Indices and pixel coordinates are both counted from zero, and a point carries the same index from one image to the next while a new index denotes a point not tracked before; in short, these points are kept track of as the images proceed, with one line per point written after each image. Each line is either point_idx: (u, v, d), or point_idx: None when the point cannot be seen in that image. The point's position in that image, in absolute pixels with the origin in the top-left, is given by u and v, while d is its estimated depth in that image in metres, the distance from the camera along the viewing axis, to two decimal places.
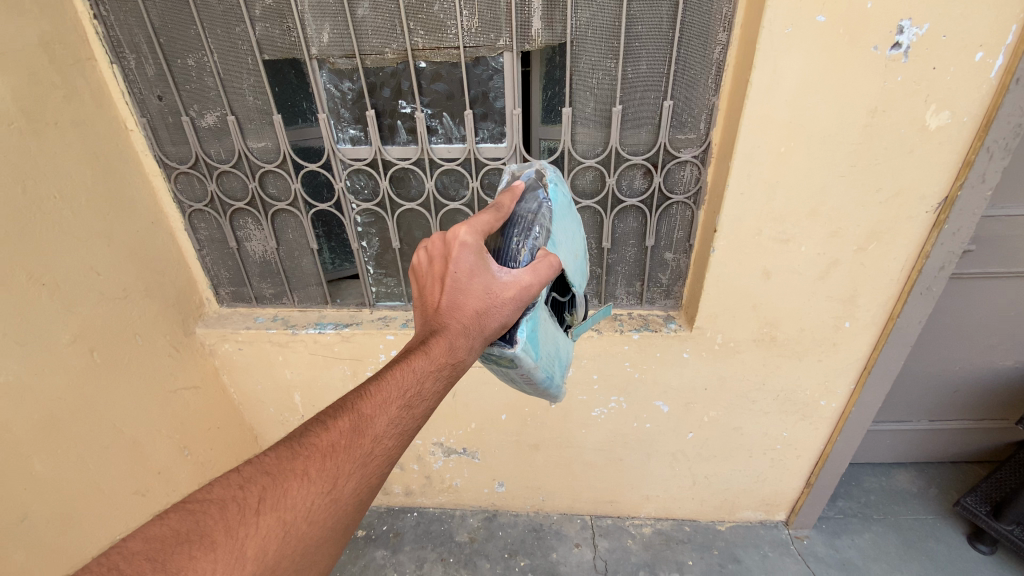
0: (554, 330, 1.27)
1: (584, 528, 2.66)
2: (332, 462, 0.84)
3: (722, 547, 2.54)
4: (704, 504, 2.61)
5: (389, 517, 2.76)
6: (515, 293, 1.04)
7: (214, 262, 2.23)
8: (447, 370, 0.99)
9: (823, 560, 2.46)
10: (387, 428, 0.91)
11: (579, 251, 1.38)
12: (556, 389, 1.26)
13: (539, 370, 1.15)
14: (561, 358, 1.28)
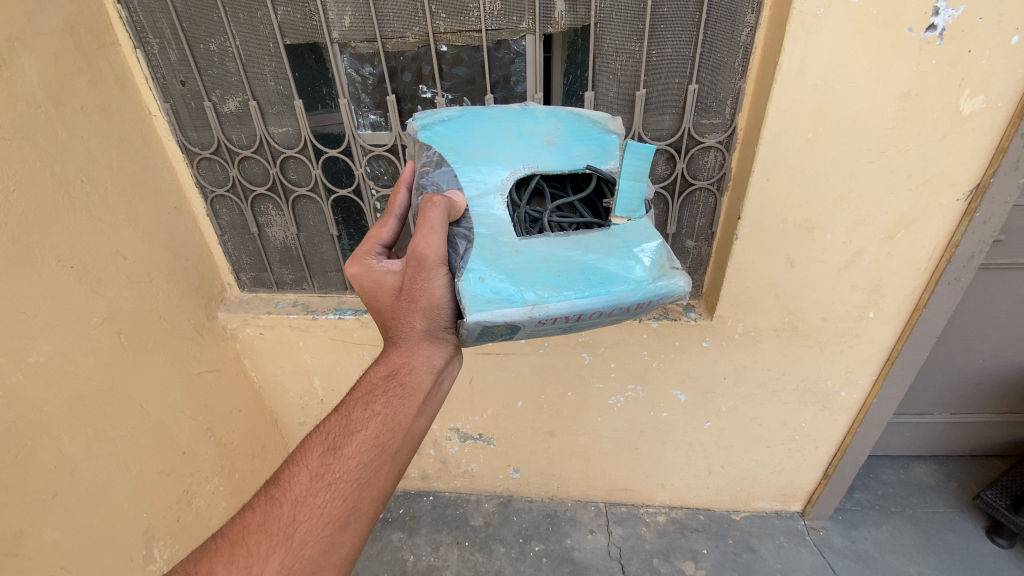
0: (567, 250, 1.19)
1: (599, 515, 2.67)
2: (242, 550, 0.98)
3: (737, 536, 2.54)
4: (719, 494, 2.61)
5: (406, 500, 2.80)
6: (410, 273, 1.15)
7: (236, 247, 2.26)
8: (375, 404, 1.13)
9: (839, 551, 2.45)
10: (301, 492, 1.04)
11: (546, 132, 1.34)
12: (615, 296, 1.13)
13: (542, 305, 1.09)
14: (596, 268, 1.17)
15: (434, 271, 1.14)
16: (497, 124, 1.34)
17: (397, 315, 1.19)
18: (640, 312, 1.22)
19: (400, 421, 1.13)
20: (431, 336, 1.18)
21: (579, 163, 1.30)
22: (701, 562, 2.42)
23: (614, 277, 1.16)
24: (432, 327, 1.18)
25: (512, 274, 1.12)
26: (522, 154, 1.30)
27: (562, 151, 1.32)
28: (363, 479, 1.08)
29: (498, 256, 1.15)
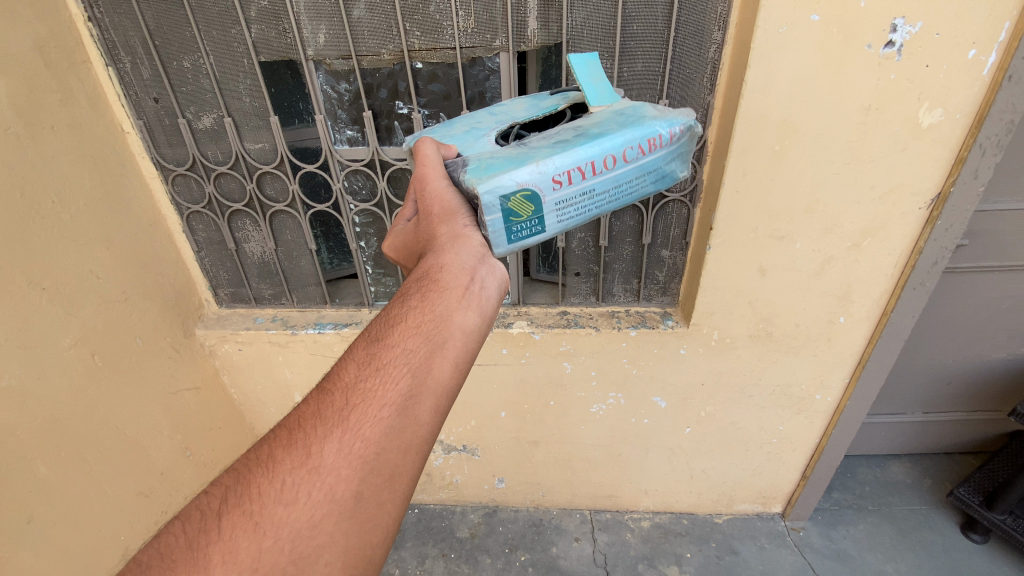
0: (557, 132, 1.24)
1: (584, 523, 2.68)
2: (296, 439, 0.85)
3: (720, 539, 2.56)
4: (702, 498, 2.64)
5: None
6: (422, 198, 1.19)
7: (213, 263, 2.24)
8: (413, 298, 1.03)
9: (819, 551, 2.49)
10: (348, 381, 0.91)
11: (513, 104, 1.44)
12: (618, 133, 1.15)
13: (549, 159, 1.10)
14: (591, 128, 1.20)
15: (438, 186, 1.18)
16: (468, 114, 1.44)
17: (421, 239, 1.17)
18: (656, 153, 1.21)
19: (443, 307, 1.01)
20: (457, 234, 1.12)
21: (548, 103, 1.38)
22: (685, 566, 2.44)
23: (612, 127, 1.19)
24: (454, 229, 1.13)
25: (510, 155, 1.17)
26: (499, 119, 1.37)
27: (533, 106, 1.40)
28: (416, 363, 0.94)
29: (494, 154, 1.20)
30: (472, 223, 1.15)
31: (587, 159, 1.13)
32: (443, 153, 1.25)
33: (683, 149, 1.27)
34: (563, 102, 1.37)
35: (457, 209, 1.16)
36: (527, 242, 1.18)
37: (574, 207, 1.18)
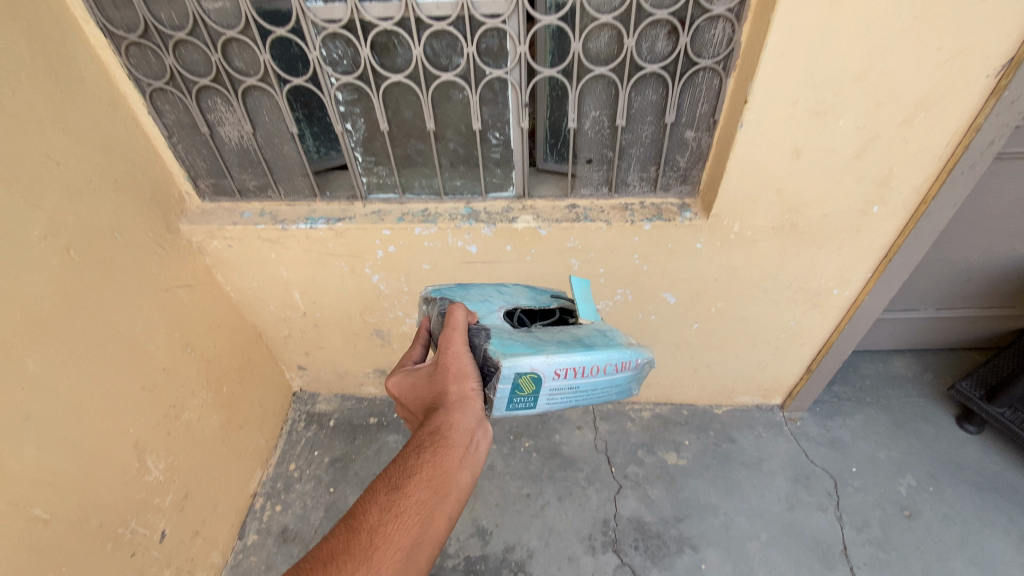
0: (557, 334, 1.30)
1: (586, 413, 2.75)
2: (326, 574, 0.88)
3: (718, 428, 2.64)
4: (706, 390, 2.67)
5: None
6: (444, 344, 1.22)
7: (188, 150, 2.04)
8: (424, 452, 1.07)
9: (813, 438, 2.57)
10: (374, 519, 0.97)
11: (514, 289, 1.57)
12: (607, 351, 1.20)
13: (557, 354, 1.15)
14: (583, 339, 1.28)
15: (460, 344, 1.22)
16: (476, 286, 1.53)
17: (432, 389, 1.19)
18: (629, 376, 1.27)
19: (450, 467, 1.05)
20: (468, 396, 1.14)
21: (546, 300, 1.53)
22: (683, 453, 2.54)
23: (599, 341, 1.26)
24: (464, 390, 1.15)
25: (523, 340, 1.22)
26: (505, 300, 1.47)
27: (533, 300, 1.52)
28: (428, 514, 1.00)
29: (509, 335, 1.26)
30: (482, 387, 1.18)
31: (583, 363, 1.18)
32: (465, 314, 1.31)
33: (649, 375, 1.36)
34: (555, 302, 1.52)
35: (474, 366, 1.19)
36: (517, 414, 1.21)
37: (562, 396, 1.22)
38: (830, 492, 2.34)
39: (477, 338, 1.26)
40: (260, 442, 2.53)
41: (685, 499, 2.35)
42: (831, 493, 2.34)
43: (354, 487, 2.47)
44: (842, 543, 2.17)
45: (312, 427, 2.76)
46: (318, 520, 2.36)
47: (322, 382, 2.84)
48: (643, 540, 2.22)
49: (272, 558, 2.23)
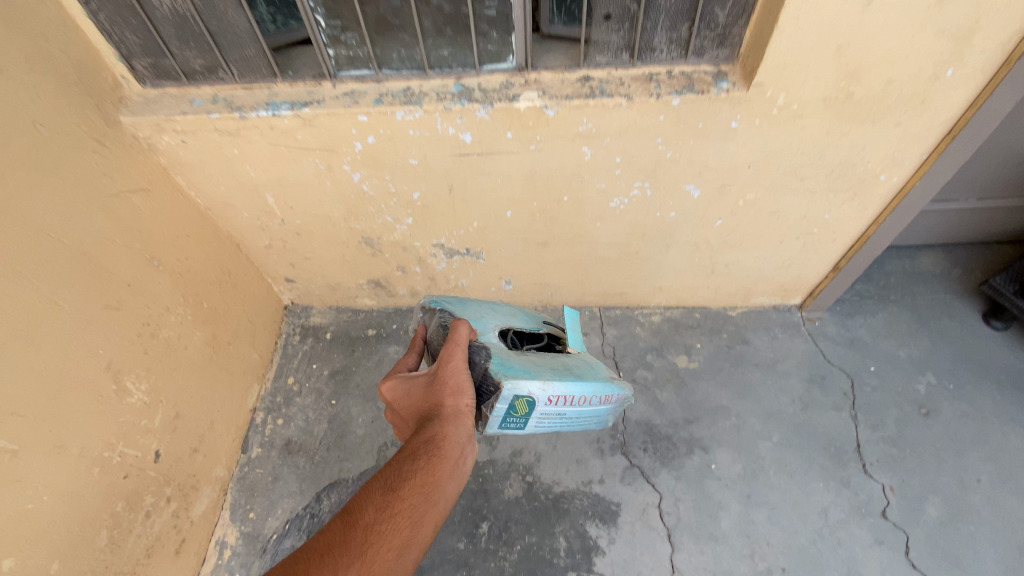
0: (549, 360, 1.55)
1: (593, 318, 2.54)
2: (329, 558, 1.01)
3: (732, 331, 2.45)
4: (728, 292, 2.44)
5: (398, 316, 2.64)
6: (443, 361, 1.37)
7: (111, 20, 1.60)
8: (419, 460, 1.22)
9: (832, 339, 2.45)
10: (372, 516, 1.10)
11: (508, 309, 1.77)
12: (591, 384, 1.54)
13: (552, 383, 1.41)
14: (573, 369, 1.58)
15: (457, 365, 1.37)
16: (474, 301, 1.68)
17: (428, 404, 1.34)
18: (603, 404, 1.65)
19: (441, 475, 1.20)
20: (459, 412, 1.32)
21: (536, 323, 1.77)
22: (694, 356, 2.36)
23: (585, 373, 1.58)
24: (457, 405, 1.32)
25: (523, 362, 1.45)
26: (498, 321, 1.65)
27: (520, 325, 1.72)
28: (419, 514, 1.14)
29: (509, 355, 1.47)
30: (472, 405, 1.35)
31: (571, 392, 1.48)
32: (467, 332, 1.47)
33: (600, 416, 1.71)
34: (543, 328, 1.78)
35: (466, 389, 1.36)
36: (507, 431, 1.47)
37: (547, 421, 1.53)
38: (846, 392, 2.26)
39: (472, 362, 1.44)
40: (254, 357, 2.40)
41: (695, 401, 2.23)
42: (847, 394, 2.26)
43: (357, 399, 2.38)
44: (856, 441, 2.13)
45: (308, 340, 2.60)
46: (322, 431, 2.30)
47: (314, 295, 2.61)
48: (652, 442, 2.15)
49: (277, 470, 2.21)
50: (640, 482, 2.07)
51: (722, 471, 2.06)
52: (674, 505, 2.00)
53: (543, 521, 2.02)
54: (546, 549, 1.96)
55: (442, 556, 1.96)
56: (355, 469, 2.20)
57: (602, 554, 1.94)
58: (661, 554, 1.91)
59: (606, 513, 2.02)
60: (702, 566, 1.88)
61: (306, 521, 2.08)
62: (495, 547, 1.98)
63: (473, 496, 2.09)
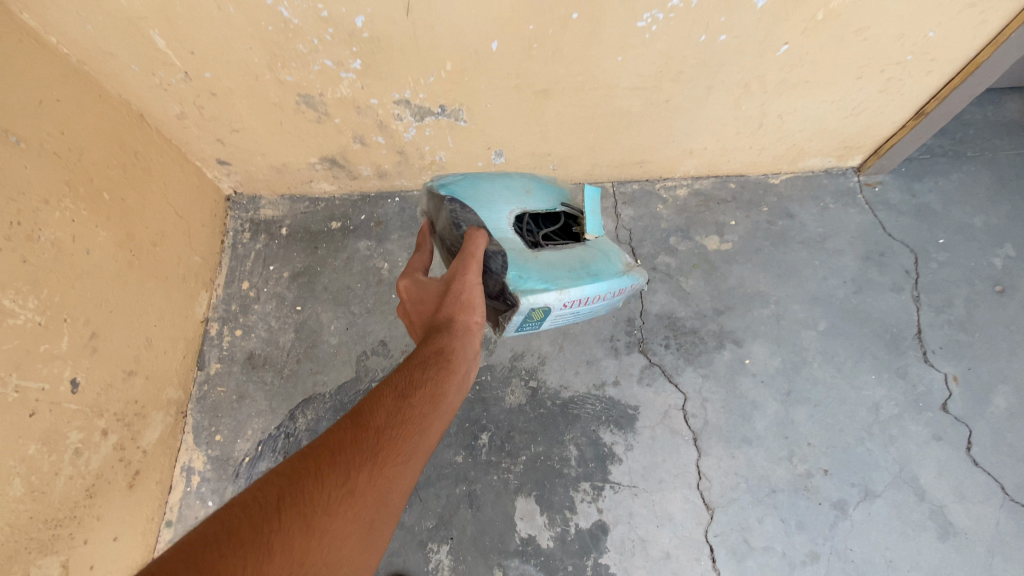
0: (567, 252, 1.22)
1: (607, 198, 2.02)
2: (336, 461, 0.70)
3: (773, 203, 1.99)
4: (777, 152, 1.93)
5: (367, 205, 2.12)
6: (463, 259, 1.04)
7: None
8: (429, 370, 0.90)
9: (894, 208, 2.01)
10: (383, 419, 0.79)
11: (519, 183, 1.34)
12: (611, 280, 1.18)
13: (571, 288, 1.10)
14: (592, 260, 1.22)
15: (478, 267, 1.05)
16: (483, 178, 1.29)
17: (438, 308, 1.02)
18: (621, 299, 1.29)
19: (453, 393, 0.90)
20: (471, 329, 1.01)
21: (553, 201, 1.35)
22: (727, 236, 1.93)
23: (604, 265, 1.22)
24: (471, 320, 1.01)
25: (536, 264, 1.12)
26: (512, 203, 1.27)
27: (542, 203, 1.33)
28: (432, 428, 0.84)
29: (522, 256, 1.14)
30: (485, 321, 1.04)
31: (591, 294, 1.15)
32: (486, 239, 1.12)
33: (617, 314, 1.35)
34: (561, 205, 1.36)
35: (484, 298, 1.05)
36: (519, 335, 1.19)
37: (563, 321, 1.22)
38: (907, 271, 1.89)
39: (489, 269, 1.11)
40: (194, 261, 1.97)
41: (727, 289, 1.85)
42: (909, 272, 1.89)
43: (326, 304, 1.98)
44: (916, 326, 1.81)
45: (261, 238, 2.14)
46: (289, 342, 1.94)
47: (258, 181, 2.11)
48: (676, 337, 1.78)
49: (242, 388, 1.90)
50: (662, 383, 1.73)
51: (757, 367, 1.75)
52: (702, 407, 1.70)
53: (551, 429, 1.70)
54: (555, 459, 1.67)
55: (437, 472, 1.69)
56: (332, 382, 1.86)
57: (617, 463, 1.65)
58: (687, 460, 1.65)
59: (623, 418, 1.70)
60: (733, 471, 1.63)
61: (280, 442, 1.80)
62: (499, 460, 1.68)
63: (469, 405, 1.75)
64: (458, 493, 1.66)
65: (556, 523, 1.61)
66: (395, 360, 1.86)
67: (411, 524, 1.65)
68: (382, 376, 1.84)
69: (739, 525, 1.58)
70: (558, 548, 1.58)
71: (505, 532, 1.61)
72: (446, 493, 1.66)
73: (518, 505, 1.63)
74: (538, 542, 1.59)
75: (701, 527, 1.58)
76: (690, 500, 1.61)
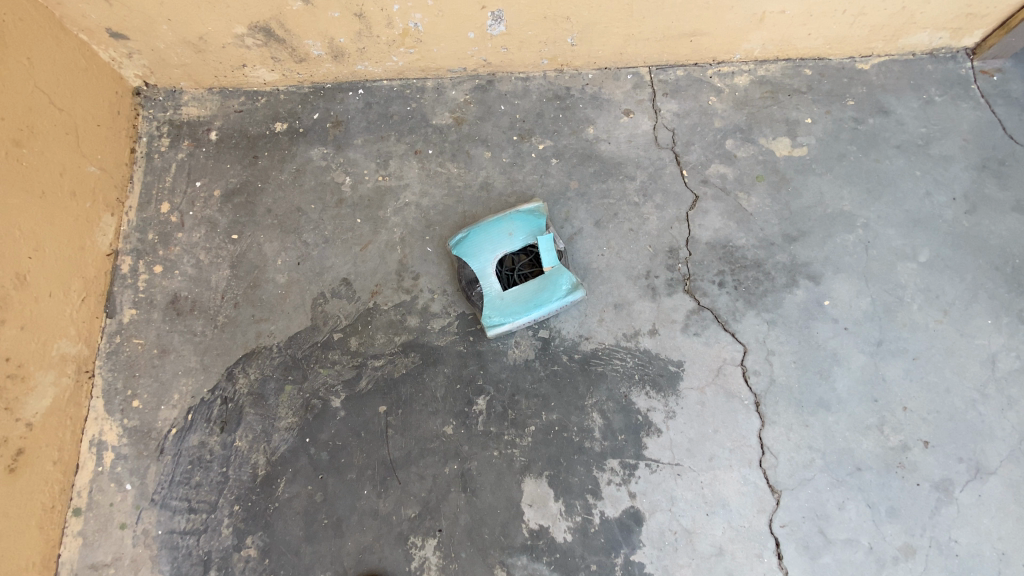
0: (527, 291, 1.30)
1: (642, 89, 1.52)
2: None
3: (862, 95, 1.50)
4: (875, 21, 1.42)
5: (320, 100, 1.59)
6: None
7: None
8: None
9: (1018, 102, 1.48)
10: None
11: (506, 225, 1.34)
12: (557, 305, 1.27)
13: (520, 319, 1.27)
14: (540, 290, 1.29)
15: None
16: (475, 225, 1.33)
17: None
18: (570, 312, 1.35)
19: None
20: None
21: (528, 236, 1.33)
22: (800, 138, 1.45)
23: (549, 292, 1.28)
24: None
25: (501, 293, 1.30)
26: (497, 251, 1.33)
27: (526, 240, 1.33)
28: None
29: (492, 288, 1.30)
30: None
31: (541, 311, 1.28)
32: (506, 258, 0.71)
33: (564, 277, 1.29)
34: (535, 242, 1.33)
35: None
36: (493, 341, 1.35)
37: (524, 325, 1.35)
38: None
39: None
40: (88, 172, 1.46)
41: (801, 209, 1.39)
42: None
43: (271, 232, 1.49)
44: None
45: (183, 145, 1.61)
46: (224, 282, 1.47)
47: (173, 66, 1.56)
48: (733, 272, 1.35)
49: (165, 340, 1.46)
50: (715, 332, 1.31)
51: (839, 310, 1.32)
52: (766, 362, 1.29)
53: (567, 392, 1.29)
54: (573, 431, 1.26)
55: (420, 447, 1.29)
56: (281, 332, 1.40)
57: (656, 434, 1.26)
58: (747, 431, 1.25)
59: (662, 377, 1.28)
60: (805, 443, 1.25)
61: (216, 409, 1.38)
62: (500, 431, 1.28)
63: (460, 362, 1.33)
64: (447, 474, 1.27)
65: (575, 511, 1.23)
66: (362, 303, 1.39)
67: (388, 513, 1.27)
68: (346, 324, 1.38)
69: (814, 513, 1.21)
70: (578, 543, 1.22)
71: (509, 523, 1.23)
72: (431, 474, 1.27)
73: (525, 489, 1.25)
74: (551, 535, 1.22)
75: (764, 516, 1.21)
76: (750, 482, 1.23)
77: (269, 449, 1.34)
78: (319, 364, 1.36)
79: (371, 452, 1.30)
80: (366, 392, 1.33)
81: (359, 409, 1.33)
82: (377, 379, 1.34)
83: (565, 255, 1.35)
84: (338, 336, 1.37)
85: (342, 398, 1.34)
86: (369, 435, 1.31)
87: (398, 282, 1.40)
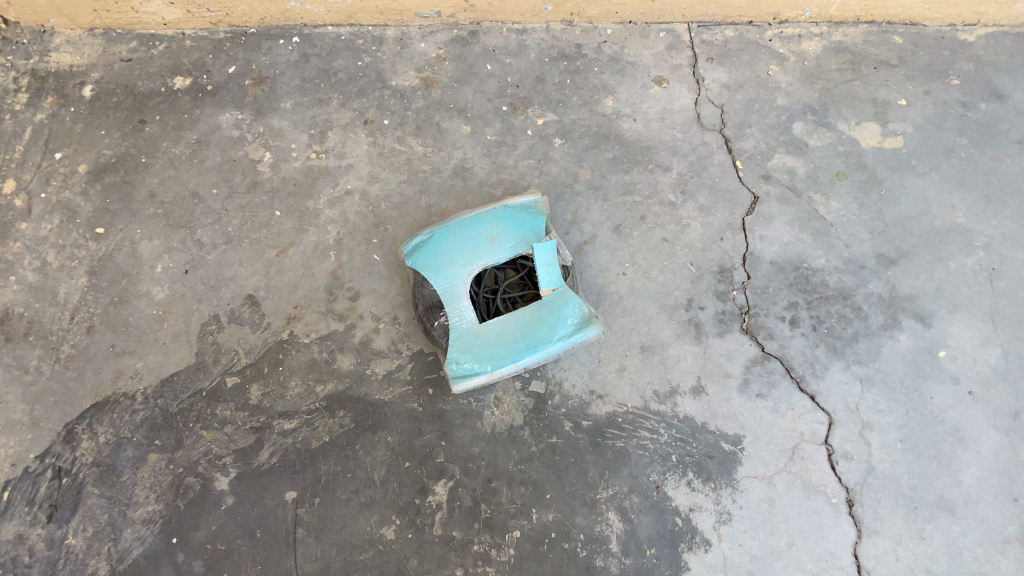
0: (516, 324, 0.86)
1: (678, 51, 1.12)
2: None
3: (969, 72, 1.12)
4: None
5: (239, 48, 1.16)
6: None
7: None
8: None
9: None
10: None
11: (488, 227, 0.90)
12: (558, 348, 0.84)
13: (503, 368, 0.85)
14: (535, 326, 0.86)
15: None
16: (442, 225, 0.90)
17: None
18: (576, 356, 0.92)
19: None
20: None
21: (520, 244, 0.89)
22: (893, 124, 1.07)
23: (546, 329, 0.85)
24: None
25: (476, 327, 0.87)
26: (474, 264, 0.89)
27: (517, 249, 0.89)
28: None
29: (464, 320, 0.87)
30: None
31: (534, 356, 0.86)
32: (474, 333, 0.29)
33: (570, 307, 0.86)
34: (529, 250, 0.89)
35: None
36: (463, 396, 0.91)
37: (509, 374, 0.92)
38: None
39: None
40: None
41: (899, 220, 1.00)
42: None
43: (152, 226, 1.04)
44: None
45: (45, 102, 1.14)
46: (76, 295, 1.01)
47: None
48: (809, 306, 0.94)
49: None
50: (787, 393, 0.90)
51: (960, 367, 0.92)
52: (861, 441, 0.88)
53: (570, 479, 0.86)
54: (577, 541, 0.84)
55: (345, 558, 0.85)
56: (152, 372, 0.95)
57: (701, 547, 0.84)
58: (837, 546, 0.84)
59: (710, 461, 0.87)
60: (919, 567, 0.84)
61: (43, 487, 0.91)
62: (468, 538, 0.85)
63: (412, 427, 0.89)
64: None
65: None
66: (273, 333, 0.95)
67: None
68: (246, 364, 0.94)
69: None
70: None
71: None
72: None
73: None
74: None
75: None
76: None
77: (116, 553, 0.88)
78: (201, 424, 0.92)
79: (271, 564, 0.85)
80: (268, 470, 0.89)
81: (257, 496, 0.88)
82: (286, 450, 0.89)
83: (572, 274, 0.93)
84: (233, 381, 0.93)
85: (231, 477, 0.89)
86: (269, 536, 0.87)
87: (328, 304, 0.97)
